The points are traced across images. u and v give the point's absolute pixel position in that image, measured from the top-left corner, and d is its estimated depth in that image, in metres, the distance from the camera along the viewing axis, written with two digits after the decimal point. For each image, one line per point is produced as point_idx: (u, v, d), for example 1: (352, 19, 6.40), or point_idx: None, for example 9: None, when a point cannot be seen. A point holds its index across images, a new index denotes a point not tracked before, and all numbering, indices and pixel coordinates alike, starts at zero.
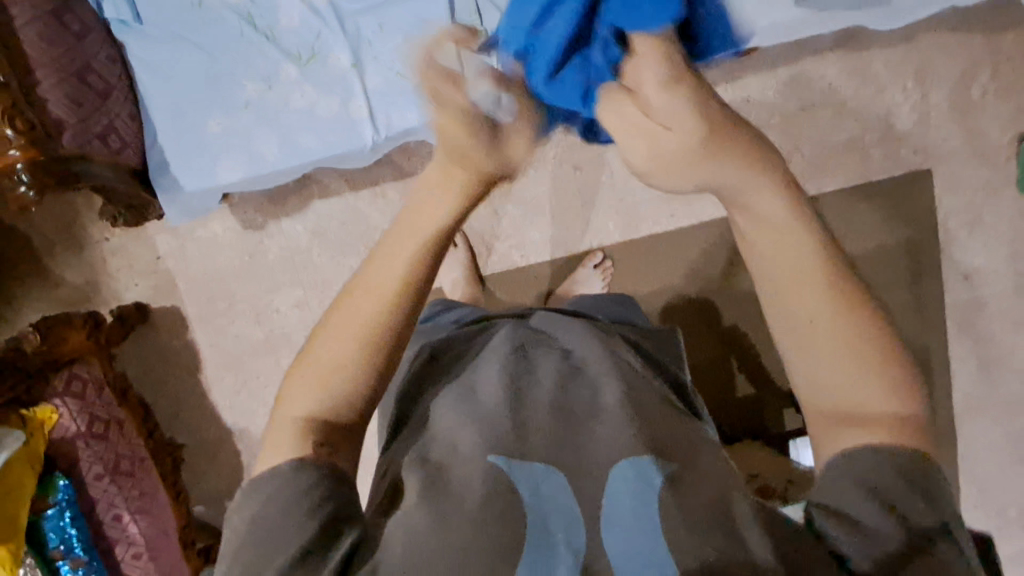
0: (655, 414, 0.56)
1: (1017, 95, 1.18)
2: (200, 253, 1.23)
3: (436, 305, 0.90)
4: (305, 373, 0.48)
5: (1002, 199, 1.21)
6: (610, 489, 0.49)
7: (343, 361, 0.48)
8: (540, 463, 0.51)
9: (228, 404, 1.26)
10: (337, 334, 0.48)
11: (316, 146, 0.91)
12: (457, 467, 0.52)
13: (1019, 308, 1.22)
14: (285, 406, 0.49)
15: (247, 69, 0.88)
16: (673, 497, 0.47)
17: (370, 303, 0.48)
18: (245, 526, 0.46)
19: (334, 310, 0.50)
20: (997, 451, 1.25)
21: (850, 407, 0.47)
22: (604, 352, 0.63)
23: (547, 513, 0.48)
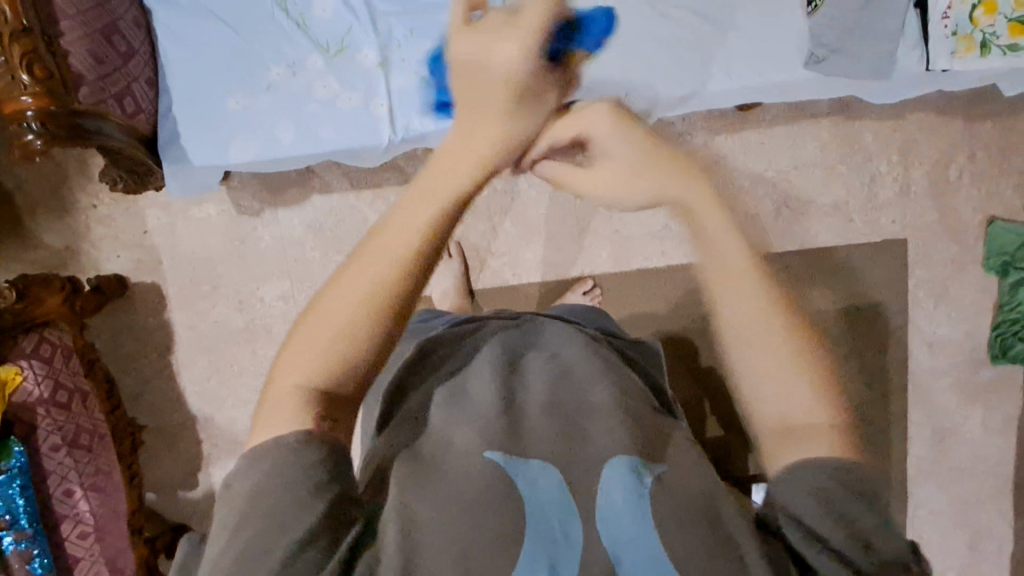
0: (643, 422, 0.57)
1: (989, 180, 1.27)
2: (190, 232, 1.21)
3: (423, 313, 0.89)
4: (297, 356, 0.41)
5: (968, 275, 1.28)
6: (605, 488, 0.49)
7: (349, 337, 0.40)
8: (535, 459, 0.51)
9: (196, 390, 1.23)
10: (338, 306, 0.41)
11: (332, 136, 0.92)
12: (451, 459, 0.52)
13: (974, 380, 1.30)
14: (280, 377, 0.41)
15: (274, 54, 0.90)
16: (661, 496, 0.49)
17: (379, 268, 0.41)
18: (238, 498, 0.40)
19: (334, 281, 0.42)
20: (942, 515, 1.31)
21: (790, 429, 0.46)
22: (596, 359, 0.64)
23: (548, 509, 0.48)
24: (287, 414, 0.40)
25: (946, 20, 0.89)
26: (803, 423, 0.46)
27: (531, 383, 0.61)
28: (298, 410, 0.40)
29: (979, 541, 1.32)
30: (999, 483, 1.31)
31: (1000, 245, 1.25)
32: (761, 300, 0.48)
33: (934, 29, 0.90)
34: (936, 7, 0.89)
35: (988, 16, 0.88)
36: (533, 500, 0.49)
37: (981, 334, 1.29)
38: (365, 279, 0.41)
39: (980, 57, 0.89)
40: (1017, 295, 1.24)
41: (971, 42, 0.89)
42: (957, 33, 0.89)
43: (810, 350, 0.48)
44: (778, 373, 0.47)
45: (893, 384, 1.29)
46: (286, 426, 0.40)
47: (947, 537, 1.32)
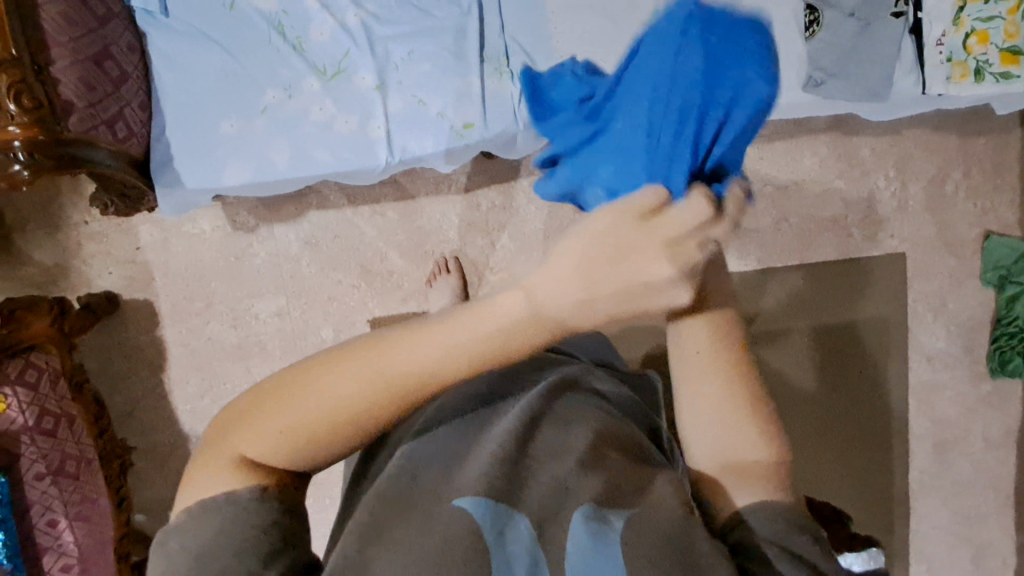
0: (620, 458, 0.54)
1: (986, 195, 1.27)
2: (183, 249, 1.19)
3: None
4: (261, 420, 0.41)
5: (966, 289, 1.28)
6: (572, 535, 0.47)
7: (310, 443, 0.41)
8: (489, 495, 0.48)
9: (189, 408, 1.21)
10: (320, 407, 0.40)
11: (327, 159, 0.90)
12: (417, 495, 0.50)
13: (972, 394, 1.30)
14: (242, 436, 0.41)
15: (269, 76, 0.89)
16: (633, 533, 0.45)
17: (369, 385, 0.40)
18: (185, 550, 0.40)
19: (321, 369, 0.41)
20: (942, 530, 1.32)
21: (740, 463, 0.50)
22: (579, 402, 0.62)
23: (513, 559, 0.46)
24: (235, 469, 0.41)
25: (940, 46, 0.89)
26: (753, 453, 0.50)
27: (507, 419, 0.58)
28: (240, 470, 0.41)
29: (980, 554, 1.32)
30: (998, 496, 1.31)
31: (996, 259, 1.26)
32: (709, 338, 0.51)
33: (929, 56, 0.90)
34: (930, 35, 0.89)
35: (981, 45, 0.88)
36: (497, 551, 0.46)
37: (979, 348, 1.29)
38: (360, 396, 0.40)
39: (974, 83, 0.89)
40: (1014, 309, 1.25)
41: (965, 68, 0.89)
42: (951, 59, 0.89)
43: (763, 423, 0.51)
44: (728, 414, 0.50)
45: (891, 399, 1.28)
46: (224, 483, 0.41)
47: (949, 552, 1.32)
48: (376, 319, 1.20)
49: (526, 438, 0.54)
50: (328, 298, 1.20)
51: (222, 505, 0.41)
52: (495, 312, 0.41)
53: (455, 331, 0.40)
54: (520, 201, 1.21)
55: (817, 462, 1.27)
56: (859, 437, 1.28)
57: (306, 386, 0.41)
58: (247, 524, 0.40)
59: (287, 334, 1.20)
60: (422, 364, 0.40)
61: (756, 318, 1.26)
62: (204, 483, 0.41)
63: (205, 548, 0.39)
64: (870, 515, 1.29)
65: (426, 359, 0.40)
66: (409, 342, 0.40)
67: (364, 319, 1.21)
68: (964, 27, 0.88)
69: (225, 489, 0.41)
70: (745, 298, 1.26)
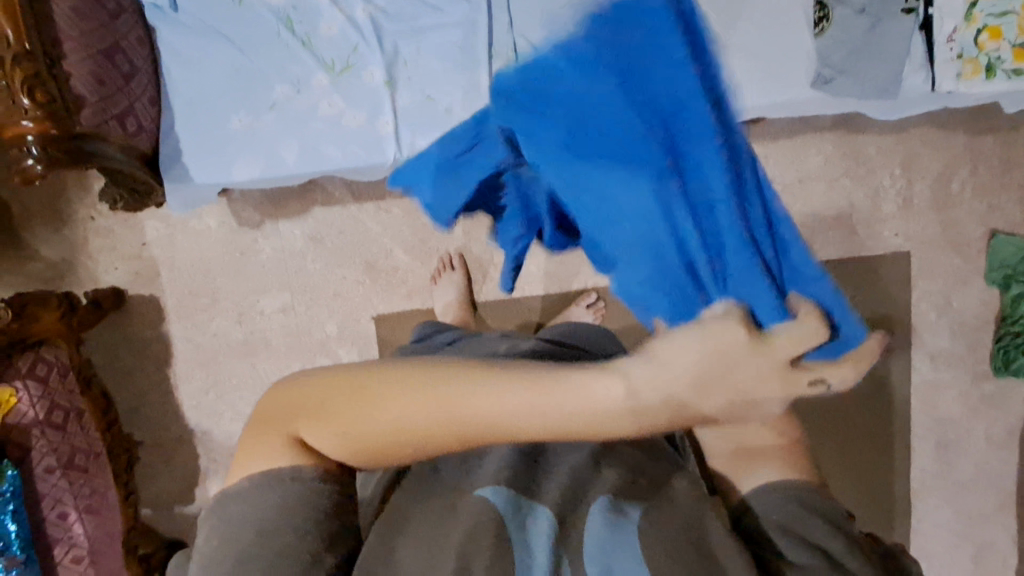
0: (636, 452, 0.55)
1: (991, 194, 1.27)
2: (189, 244, 1.19)
3: (428, 326, 0.95)
4: (330, 415, 0.40)
5: (971, 288, 1.28)
6: (588, 523, 0.47)
7: (368, 458, 0.40)
8: (509, 483, 0.48)
9: (194, 403, 1.21)
10: (385, 431, 0.38)
11: (336, 155, 0.91)
12: (437, 490, 0.51)
13: (976, 393, 1.30)
14: (304, 423, 0.41)
15: (278, 72, 0.89)
16: (649, 526, 0.45)
17: (425, 419, 0.37)
18: (212, 534, 0.41)
19: (398, 389, 0.38)
20: (944, 528, 1.32)
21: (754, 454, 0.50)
22: None
23: (534, 545, 0.45)
24: (295, 448, 0.41)
25: (950, 43, 0.89)
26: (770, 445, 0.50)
27: None
28: (300, 450, 0.41)
29: (982, 553, 1.33)
30: (1001, 495, 1.32)
31: (1002, 258, 1.26)
32: None
33: (939, 52, 0.90)
34: (941, 31, 0.89)
35: (993, 41, 0.88)
36: (519, 539, 0.45)
37: (983, 347, 1.29)
38: (422, 427, 0.37)
39: (985, 80, 0.89)
40: (1019, 308, 1.24)
41: (976, 65, 0.89)
42: (962, 56, 0.89)
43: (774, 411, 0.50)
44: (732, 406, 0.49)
45: (894, 397, 1.29)
46: (281, 460, 0.41)
47: (951, 551, 1.33)
48: (381, 316, 1.21)
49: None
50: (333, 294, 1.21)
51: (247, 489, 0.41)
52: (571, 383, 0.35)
53: (535, 391, 0.35)
54: None
55: (820, 460, 1.28)
56: (862, 435, 1.28)
57: (378, 402, 0.38)
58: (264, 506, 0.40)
59: (292, 331, 1.20)
60: (492, 416, 0.36)
61: None
62: (259, 460, 0.42)
63: (231, 531, 0.40)
64: (872, 512, 1.30)
65: (498, 409, 0.36)
66: (484, 387, 0.36)
67: (369, 315, 1.21)
68: (976, 23, 0.88)
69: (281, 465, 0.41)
70: None
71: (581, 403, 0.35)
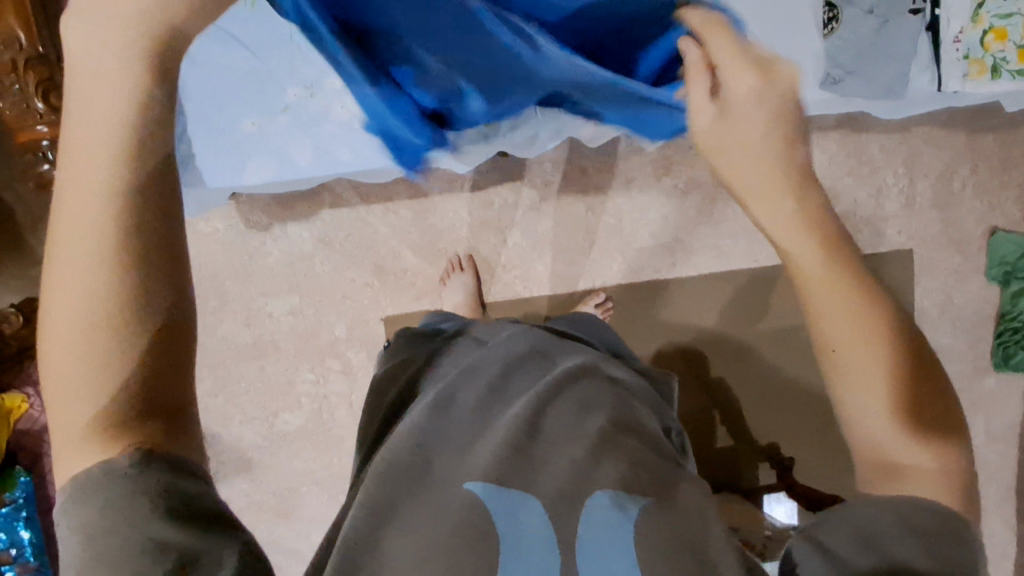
0: (632, 447, 0.64)
1: (992, 192, 1.29)
2: (196, 247, 1.19)
3: (435, 315, 0.99)
4: (65, 404, 0.36)
5: (971, 285, 1.31)
6: (587, 515, 0.58)
7: (114, 305, 0.35)
8: (491, 480, 0.60)
9: (203, 406, 1.22)
10: (81, 279, 0.35)
11: (348, 157, 0.95)
12: (434, 479, 0.63)
13: (976, 389, 1.32)
14: (55, 421, 0.37)
15: (290, 73, 0.85)
16: (646, 524, 0.56)
17: (80, 257, 0.35)
18: (70, 539, 0.38)
19: (55, 283, 0.35)
20: None
21: (891, 465, 0.46)
22: (599, 386, 0.72)
23: (523, 529, 0.59)
24: (88, 445, 0.37)
25: (956, 44, 0.89)
26: (905, 460, 0.45)
27: (516, 404, 0.69)
28: (104, 442, 0.37)
29: (981, 546, 1.35)
30: (1001, 489, 1.34)
31: (1001, 255, 1.27)
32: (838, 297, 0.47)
33: (945, 52, 0.90)
34: (948, 32, 0.89)
35: (999, 42, 0.88)
36: (508, 529, 0.58)
37: (983, 343, 1.31)
38: (86, 266, 0.35)
39: (990, 80, 0.91)
40: (1019, 305, 1.27)
41: (982, 65, 0.90)
42: (968, 56, 0.90)
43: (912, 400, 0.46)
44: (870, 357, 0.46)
45: None
46: (89, 459, 0.37)
47: None
48: (389, 318, 1.22)
49: (534, 426, 0.66)
50: (342, 295, 1.22)
51: (104, 480, 0.37)
52: (78, 81, 0.36)
53: (77, 148, 0.35)
54: (532, 199, 1.24)
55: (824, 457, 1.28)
56: None
57: (47, 326, 0.35)
58: (133, 490, 0.37)
59: (301, 333, 1.22)
60: (107, 159, 0.35)
61: (767, 312, 1.28)
62: (76, 467, 0.38)
63: (94, 543, 0.37)
64: None
65: (83, 151, 0.35)
66: (69, 147, 0.35)
67: (378, 317, 1.22)
68: (983, 24, 0.88)
69: (98, 459, 0.37)
70: (753, 296, 1.28)
71: (106, 34, 0.36)
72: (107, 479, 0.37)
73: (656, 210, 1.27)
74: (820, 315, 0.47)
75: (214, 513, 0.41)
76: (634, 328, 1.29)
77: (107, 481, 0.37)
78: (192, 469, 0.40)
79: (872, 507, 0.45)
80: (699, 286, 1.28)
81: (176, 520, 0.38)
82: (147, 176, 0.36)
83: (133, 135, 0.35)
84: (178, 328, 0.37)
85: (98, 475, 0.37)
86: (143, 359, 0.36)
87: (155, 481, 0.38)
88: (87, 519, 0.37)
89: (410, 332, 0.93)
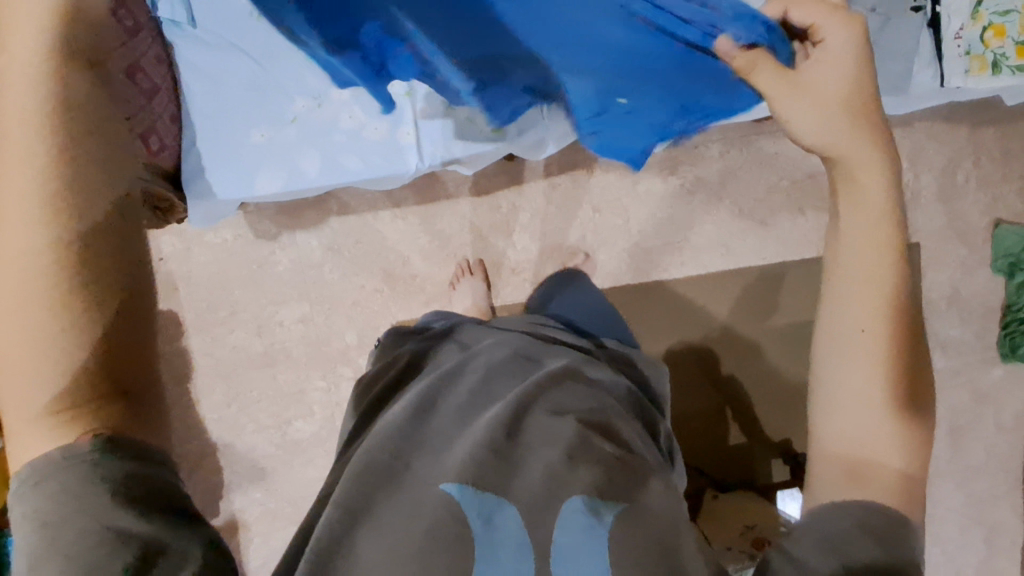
0: (611, 452, 0.65)
1: (995, 184, 1.30)
2: (206, 258, 1.19)
3: (431, 315, 0.99)
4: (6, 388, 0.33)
5: (977, 277, 1.31)
6: (562, 521, 0.59)
7: (58, 282, 0.32)
8: (471, 484, 0.60)
9: (216, 416, 1.22)
10: (20, 267, 0.31)
11: (357, 165, 0.92)
12: (410, 482, 0.62)
13: (985, 380, 1.33)
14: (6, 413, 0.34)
15: (298, 85, 0.87)
16: (618, 534, 0.57)
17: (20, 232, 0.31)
18: (23, 524, 0.35)
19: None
20: (958, 513, 1.35)
21: (860, 466, 0.49)
22: (586, 393, 0.73)
23: (497, 536, 0.58)
24: (39, 422, 0.34)
25: (958, 40, 0.88)
26: (881, 466, 0.49)
27: (498, 404, 0.70)
28: (55, 423, 0.34)
29: (994, 536, 1.35)
30: (1011, 478, 1.34)
31: (1006, 247, 1.28)
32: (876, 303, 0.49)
33: (947, 48, 0.89)
34: (949, 29, 0.88)
35: (997, 39, 0.87)
36: (482, 537, 0.58)
37: (991, 334, 1.32)
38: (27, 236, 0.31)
39: (992, 76, 0.89)
40: None
41: (983, 61, 0.89)
42: (969, 53, 0.89)
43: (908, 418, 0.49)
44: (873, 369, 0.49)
45: None
46: (46, 442, 0.34)
47: (964, 535, 1.36)
48: (400, 323, 1.22)
49: (516, 426, 0.66)
50: (352, 302, 1.22)
51: (62, 466, 0.35)
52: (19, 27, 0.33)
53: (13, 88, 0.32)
54: (539, 202, 1.25)
55: None
56: None
57: None
58: (94, 476, 0.35)
59: (312, 341, 1.22)
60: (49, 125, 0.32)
61: (776, 309, 1.29)
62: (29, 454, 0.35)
63: (47, 538, 0.35)
64: None
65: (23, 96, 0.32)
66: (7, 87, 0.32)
67: (388, 323, 1.23)
68: (982, 21, 0.87)
69: (53, 449, 0.34)
70: (761, 293, 1.28)
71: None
72: (66, 464, 0.35)
73: (663, 209, 1.28)
74: (841, 298, 0.50)
75: (184, 506, 0.38)
76: (644, 328, 1.29)
77: (68, 466, 0.35)
78: (156, 458, 0.37)
79: (810, 517, 0.50)
80: (707, 284, 1.29)
81: (141, 510, 0.36)
82: (89, 166, 0.33)
83: (62, 130, 0.32)
84: (129, 329, 0.34)
85: (56, 459, 0.34)
86: (82, 361, 0.33)
87: (117, 466, 0.35)
88: (44, 507, 0.35)
89: (393, 331, 0.93)
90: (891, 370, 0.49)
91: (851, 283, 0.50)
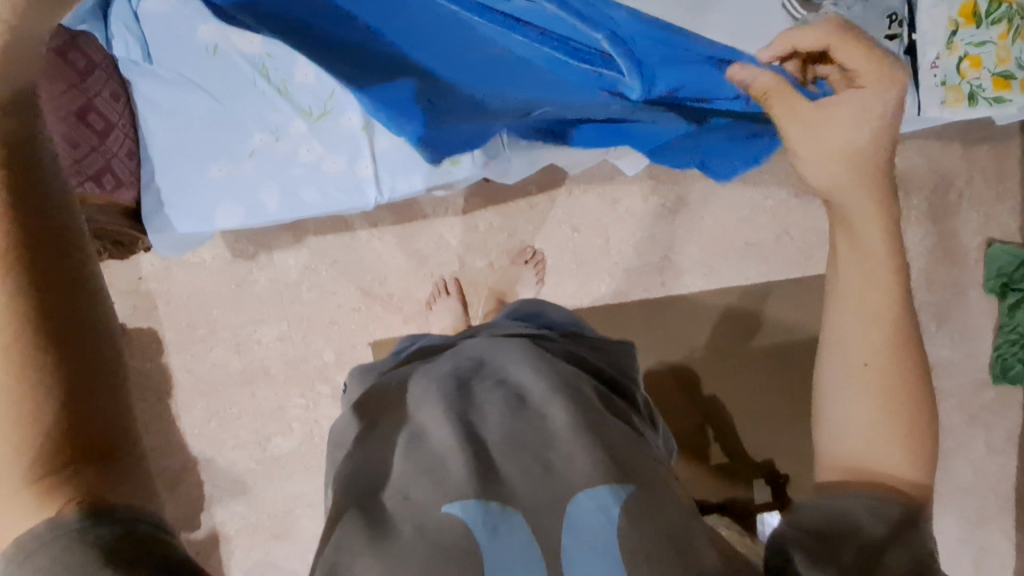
0: (616, 440, 0.59)
1: (988, 204, 1.26)
2: (186, 276, 1.21)
3: (405, 340, 0.99)
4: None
5: (969, 297, 1.28)
6: (572, 514, 0.52)
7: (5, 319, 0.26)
8: (474, 497, 0.52)
9: (197, 432, 1.24)
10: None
11: (316, 199, 0.92)
12: (413, 512, 0.53)
13: (976, 402, 1.30)
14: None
15: (256, 119, 0.88)
16: (629, 525, 0.50)
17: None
18: None
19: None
20: (948, 534, 1.33)
21: (865, 473, 0.43)
22: (564, 383, 0.65)
23: (506, 549, 0.50)
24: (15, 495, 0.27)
25: (934, 70, 0.86)
26: (888, 476, 0.42)
27: (486, 411, 0.62)
28: (37, 491, 0.27)
29: (982, 558, 1.33)
30: (1000, 500, 1.32)
31: (999, 266, 1.25)
32: (878, 326, 0.43)
33: (922, 78, 0.87)
34: (924, 58, 0.85)
35: (974, 69, 0.85)
36: (494, 546, 0.50)
37: (982, 355, 1.29)
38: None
39: (967, 107, 0.87)
40: (1015, 316, 1.24)
41: (959, 92, 0.86)
42: (946, 83, 0.86)
43: (912, 422, 0.43)
44: (882, 387, 0.43)
45: None
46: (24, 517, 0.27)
47: (951, 557, 1.34)
48: (377, 342, 1.23)
49: (508, 434, 0.59)
50: (330, 321, 1.22)
51: (46, 539, 0.27)
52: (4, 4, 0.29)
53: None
54: (517, 222, 1.24)
55: None
56: None
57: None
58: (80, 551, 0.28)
59: (290, 358, 1.22)
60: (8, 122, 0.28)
61: (760, 330, 1.27)
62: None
63: None
64: None
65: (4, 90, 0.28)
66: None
67: (365, 341, 1.23)
68: (958, 51, 0.84)
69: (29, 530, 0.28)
70: (744, 313, 1.27)
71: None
72: (49, 538, 0.27)
73: (643, 228, 1.26)
74: (835, 310, 0.45)
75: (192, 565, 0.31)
76: None
77: (50, 541, 0.27)
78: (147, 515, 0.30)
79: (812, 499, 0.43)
80: (690, 304, 1.27)
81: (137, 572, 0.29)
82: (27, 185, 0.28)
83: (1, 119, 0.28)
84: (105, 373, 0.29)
85: (39, 532, 0.27)
86: (53, 398, 0.27)
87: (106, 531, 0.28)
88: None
89: (360, 369, 0.91)
90: (901, 392, 0.43)
91: (845, 288, 0.45)
